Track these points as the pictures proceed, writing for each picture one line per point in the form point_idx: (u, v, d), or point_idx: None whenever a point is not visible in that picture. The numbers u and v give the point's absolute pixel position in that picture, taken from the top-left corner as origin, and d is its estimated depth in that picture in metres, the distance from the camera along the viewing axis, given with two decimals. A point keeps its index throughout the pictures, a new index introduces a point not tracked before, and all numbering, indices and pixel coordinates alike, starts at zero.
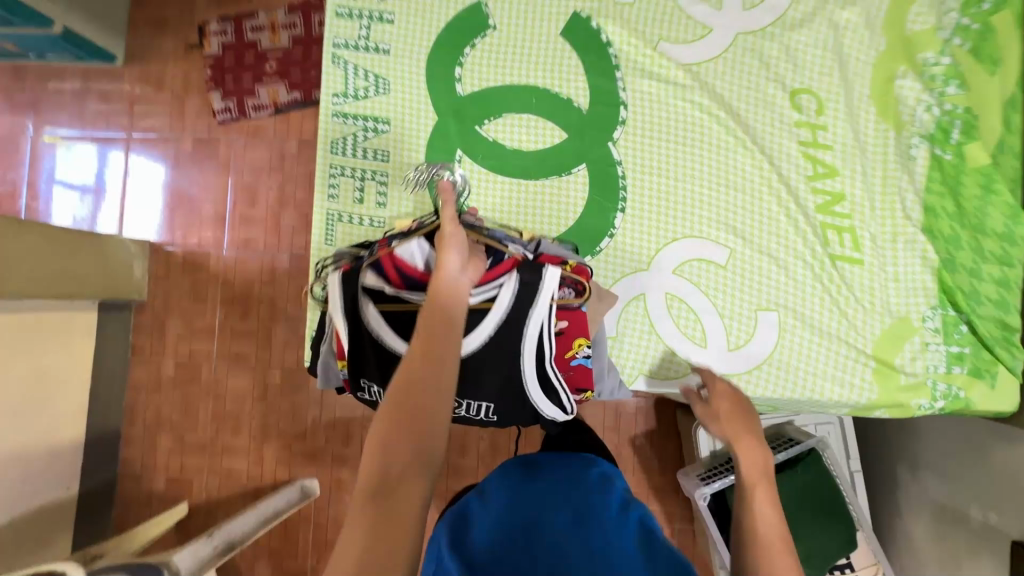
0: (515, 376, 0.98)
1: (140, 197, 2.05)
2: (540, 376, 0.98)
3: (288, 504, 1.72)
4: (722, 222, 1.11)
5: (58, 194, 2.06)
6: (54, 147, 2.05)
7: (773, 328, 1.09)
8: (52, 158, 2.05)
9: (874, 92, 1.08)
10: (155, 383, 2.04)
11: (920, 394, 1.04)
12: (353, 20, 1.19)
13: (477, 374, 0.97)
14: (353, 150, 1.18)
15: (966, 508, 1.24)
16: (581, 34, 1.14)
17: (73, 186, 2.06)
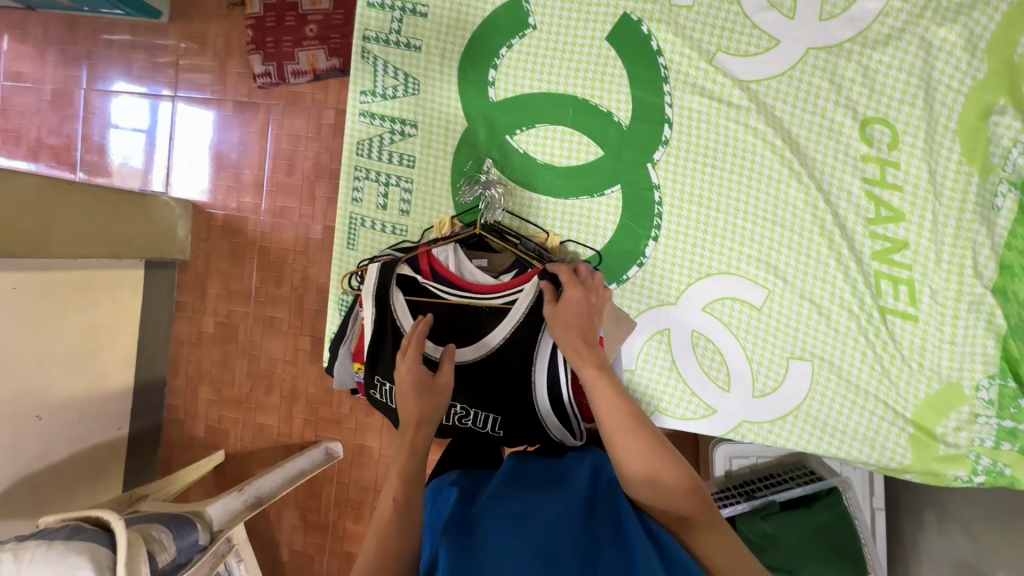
0: (525, 393, 0.99)
1: (189, 150, 2.07)
2: (551, 397, 0.99)
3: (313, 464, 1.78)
4: (762, 261, 1.02)
5: (117, 140, 2.10)
6: (111, 97, 2.08)
7: (803, 379, 1.02)
8: (109, 107, 2.09)
9: (962, 128, 0.94)
10: (196, 337, 2.12)
11: (959, 466, 0.96)
12: (385, 12, 1.11)
13: (490, 383, 1.00)
14: (378, 152, 1.14)
15: (990, 571, 1.17)
16: (630, 39, 1.04)
17: (129, 131, 2.09)
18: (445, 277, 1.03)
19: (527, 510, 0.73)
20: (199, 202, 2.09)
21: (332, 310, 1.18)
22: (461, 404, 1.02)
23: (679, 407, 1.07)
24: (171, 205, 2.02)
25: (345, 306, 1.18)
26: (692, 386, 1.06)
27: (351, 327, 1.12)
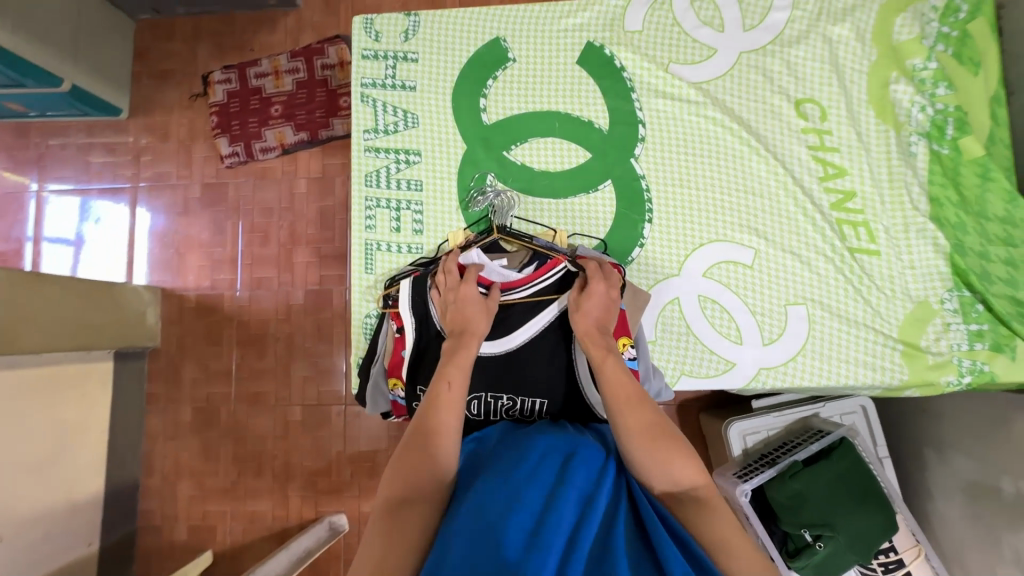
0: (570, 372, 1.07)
1: (133, 251, 2.03)
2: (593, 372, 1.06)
3: (317, 542, 1.69)
4: (745, 225, 1.18)
5: (48, 249, 2.03)
6: (55, 203, 2.04)
7: (802, 321, 1.15)
8: (47, 214, 2.04)
9: (871, 97, 1.18)
10: (172, 430, 1.97)
11: (947, 372, 1.10)
12: (379, 61, 1.25)
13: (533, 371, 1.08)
14: (387, 182, 1.23)
15: (998, 481, 1.28)
16: (596, 62, 1.23)
17: (72, 241, 2.03)
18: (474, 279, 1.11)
19: (573, 461, 0.81)
20: (168, 287, 2.02)
21: (357, 335, 1.20)
22: (508, 396, 1.07)
23: (701, 367, 1.16)
24: (140, 290, 1.92)
25: (368, 330, 1.21)
26: (709, 345, 1.16)
27: (380, 347, 1.15)
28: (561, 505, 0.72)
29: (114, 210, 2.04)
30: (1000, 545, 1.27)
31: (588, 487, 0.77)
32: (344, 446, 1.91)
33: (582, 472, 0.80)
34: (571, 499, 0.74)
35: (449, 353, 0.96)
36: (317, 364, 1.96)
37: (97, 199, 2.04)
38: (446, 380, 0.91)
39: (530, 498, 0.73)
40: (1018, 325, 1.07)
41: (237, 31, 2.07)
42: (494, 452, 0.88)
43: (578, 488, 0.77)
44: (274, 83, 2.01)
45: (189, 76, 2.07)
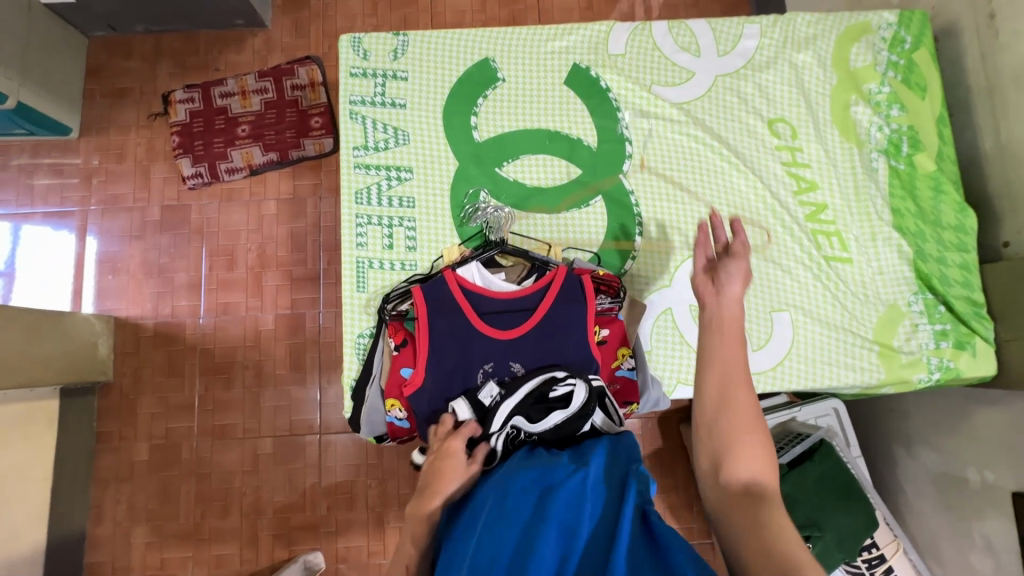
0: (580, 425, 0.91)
1: (85, 277, 1.89)
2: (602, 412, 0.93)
3: None
4: (730, 236, 1.23)
5: None
6: None
7: (787, 326, 1.20)
8: None
9: (836, 117, 1.28)
10: (126, 472, 1.81)
11: (919, 369, 1.18)
12: (368, 79, 1.25)
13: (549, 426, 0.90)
14: (378, 199, 1.21)
15: (963, 472, 1.36)
16: (583, 83, 1.27)
17: (7, 270, 1.86)
18: (471, 293, 1.06)
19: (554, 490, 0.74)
20: (123, 316, 1.88)
21: (349, 353, 1.16)
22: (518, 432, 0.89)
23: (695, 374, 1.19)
24: (91, 320, 1.78)
25: (362, 349, 1.17)
26: None
27: (376, 366, 1.11)
28: (540, 552, 0.66)
29: (65, 234, 1.90)
30: (970, 532, 1.35)
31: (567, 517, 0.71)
32: (320, 476, 1.82)
33: (563, 506, 0.72)
34: (548, 540, 0.67)
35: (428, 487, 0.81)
36: (290, 392, 1.86)
37: (42, 223, 1.90)
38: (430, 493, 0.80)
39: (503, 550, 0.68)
40: (977, 324, 1.17)
41: (200, 50, 2.01)
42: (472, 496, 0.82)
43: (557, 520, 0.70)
44: (241, 103, 1.96)
45: (148, 96, 1.98)
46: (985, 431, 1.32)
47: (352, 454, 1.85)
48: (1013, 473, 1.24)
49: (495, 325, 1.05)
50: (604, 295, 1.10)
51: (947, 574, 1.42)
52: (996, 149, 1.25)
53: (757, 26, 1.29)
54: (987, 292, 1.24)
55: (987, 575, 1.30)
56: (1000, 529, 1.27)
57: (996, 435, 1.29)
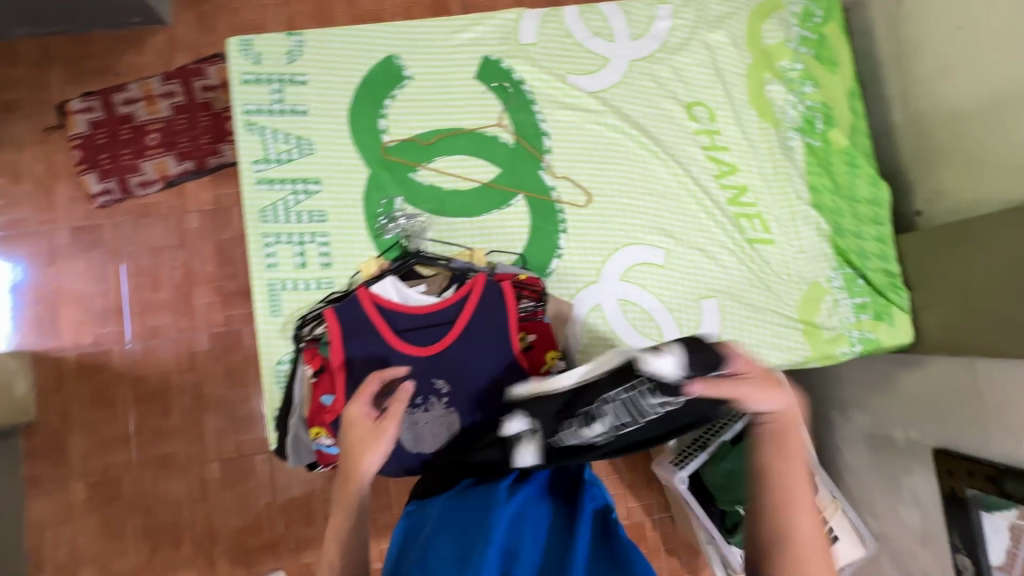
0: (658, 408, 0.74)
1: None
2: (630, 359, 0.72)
3: None
4: (654, 226, 1.22)
5: None
6: None
7: (715, 313, 1.21)
8: None
9: (752, 97, 1.26)
10: (63, 515, 1.69)
11: (841, 343, 1.21)
12: (263, 86, 1.16)
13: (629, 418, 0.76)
14: (285, 215, 1.14)
15: (891, 431, 1.42)
16: (495, 75, 1.21)
17: None
18: (388, 310, 1.01)
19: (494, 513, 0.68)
20: (41, 349, 1.74)
21: (269, 383, 1.11)
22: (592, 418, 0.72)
23: None
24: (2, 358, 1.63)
25: (282, 377, 1.12)
26: (633, 347, 1.19)
27: (296, 395, 1.06)
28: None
29: None
30: (899, 488, 1.41)
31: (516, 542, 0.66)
32: (274, 495, 1.76)
33: (507, 530, 0.66)
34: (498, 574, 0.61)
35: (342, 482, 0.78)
36: (234, 412, 1.78)
37: None
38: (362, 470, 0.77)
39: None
40: (892, 295, 1.22)
41: (95, 52, 1.83)
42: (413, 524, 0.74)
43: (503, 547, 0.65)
44: (147, 109, 1.81)
45: (40, 107, 1.79)
46: (909, 391, 1.37)
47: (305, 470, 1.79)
48: (935, 430, 1.30)
49: (416, 343, 1.01)
50: (527, 299, 1.08)
51: (881, 527, 1.49)
52: (906, 119, 1.27)
53: (669, 7, 1.26)
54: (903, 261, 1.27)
55: (915, 526, 1.38)
56: (925, 483, 1.33)
57: (919, 395, 1.34)
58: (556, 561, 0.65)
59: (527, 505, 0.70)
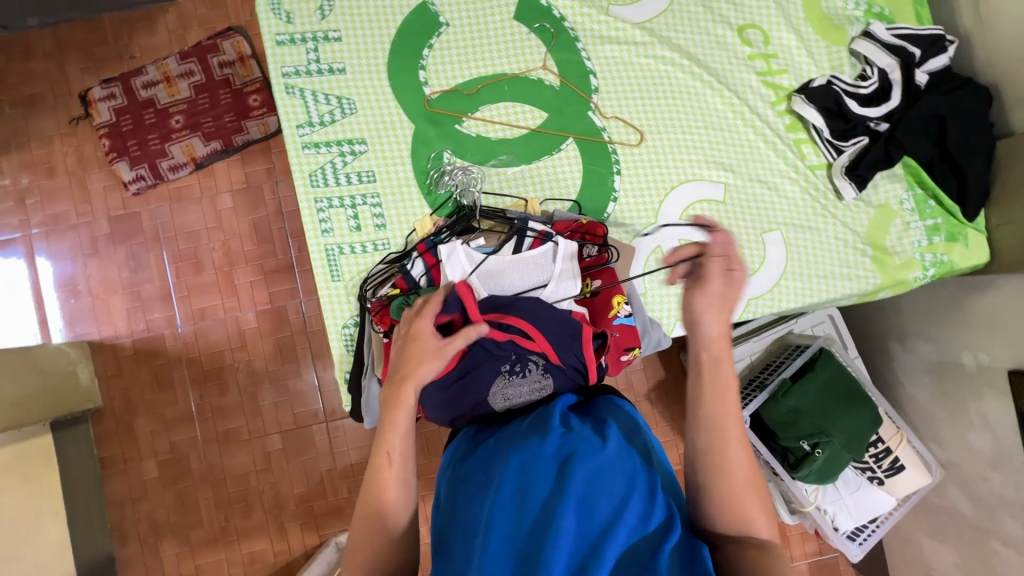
0: (895, 113, 1.15)
1: (44, 306, 1.73)
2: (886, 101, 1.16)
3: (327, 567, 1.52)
4: (711, 161, 1.18)
5: None
6: None
7: (779, 246, 1.17)
8: None
9: (808, 14, 1.20)
10: (139, 491, 1.72)
11: (913, 268, 1.17)
12: (297, 46, 1.12)
13: (912, 124, 1.13)
14: (334, 178, 1.12)
15: (958, 357, 1.36)
16: (535, 14, 1.16)
17: None
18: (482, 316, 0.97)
19: (575, 460, 0.76)
20: (97, 338, 1.74)
21: (337, 347, 1.11)
22: (874, 121, 1.15)
23: None
24: (63, 348, 1.65)
25: (349, 340, 1.12)
26: None
27: (368, 356, 1.07)
28: (561, 523, 0.69)
29: (18, 259, 1.73)
30: (968, 413, 1.37)
31: (592, 494, 0.73)
32: (334, 461, 1.73)
33: (584, 476, 0.74)
34: (569, 522, 0.70)
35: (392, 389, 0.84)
36: (286, 385, 1.75)
37: None
38: (386, 452, 0.81)
39: (524, 526, 0.72)
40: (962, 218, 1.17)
41: (108, 37, 1.77)
42: (488, 462, 0.83)
43: (579, 498, 0.72)
44: (167, 92, 1.75)
45: (63, 98, 1.75)
46: (978, 313, 1.32)
47: (363, 436, 1.75)
48: (1008, 351, 1.24)
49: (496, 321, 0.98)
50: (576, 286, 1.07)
51: (948, 454, 1.45)
52: (973, 24, 1.20)
53: None
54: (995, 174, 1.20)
55: (985, 449, 1.33)
56: (997, 405, 1.28)
57: (989, 316, 1.28)
58: (617, 510, 0.71)
59: (606, 461, 0.77)
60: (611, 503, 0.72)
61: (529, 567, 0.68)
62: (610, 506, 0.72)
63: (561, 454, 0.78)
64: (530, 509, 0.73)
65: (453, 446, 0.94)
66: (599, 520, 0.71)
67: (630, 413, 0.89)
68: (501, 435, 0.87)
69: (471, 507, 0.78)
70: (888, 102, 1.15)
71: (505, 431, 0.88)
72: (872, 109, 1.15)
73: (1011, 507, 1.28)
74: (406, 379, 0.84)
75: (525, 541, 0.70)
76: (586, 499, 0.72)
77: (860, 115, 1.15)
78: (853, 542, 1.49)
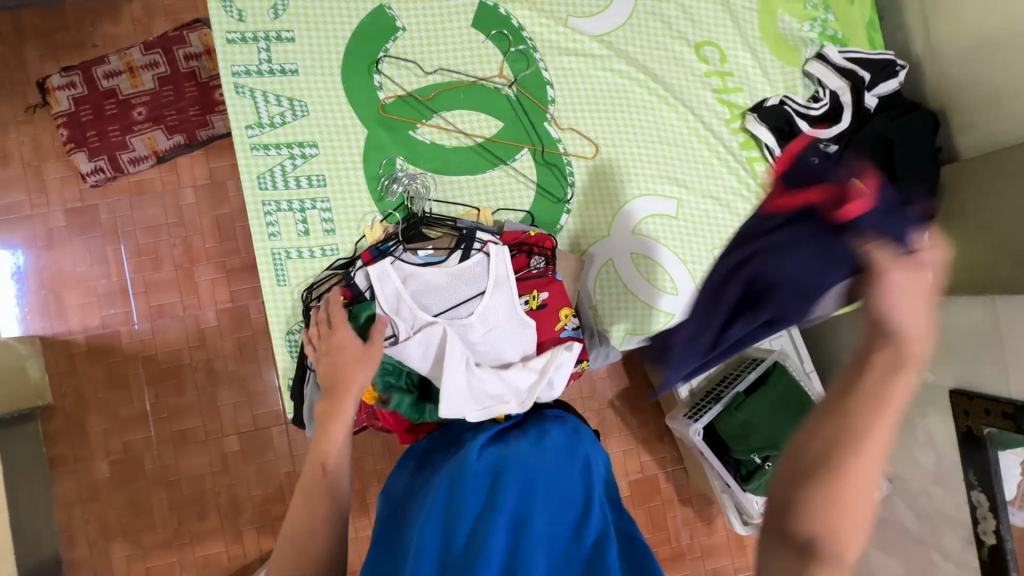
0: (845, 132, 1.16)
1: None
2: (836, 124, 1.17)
3: None
4: (665, 176, 1.18)
5: None
6: None
7: (729, 262, 1.19)
8: None
9: (764, 34, 1.21)
10: (89, 492, 1.67)
11: (859, 288, 1.21)
12: (249, 45, 1.10)
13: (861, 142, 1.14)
14: (283, 181, 1.10)
15: None
16: (493, 23, 1.15)
17: None
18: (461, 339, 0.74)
19: (509, 474, 0.76)
20: (50, 334, 1.69)
21: (280, 353, 1.09)
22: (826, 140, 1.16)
23: (642, 323, 1.17)
24: (12, 343, 1.60)
25: (294, 346, 1.10)
26: (648, 300, 1.17)
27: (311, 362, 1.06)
28: (493, 537, 0.69)
29: None
30: (914, 430, 1.39)
31: (526, 508, 0.73)
32: (293, 464, 1.71)
33: (517, 491, 0.75)
34: (502, 534, 0.69)
35: (333, 403, 0.84)
36: (246, 386, 1.72)
37: None
38: (320, 462, 0.79)
39: (454, 542, 0.70)
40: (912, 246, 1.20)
41: (69, 25, 1.72)
42: (425, 484, 0.82)
43: (513, 512, 0.72)
44: (130, 83, 1.70)
45: (19, 85, 1.70)
46: None
47: None
48: (951, 372, 1.27)
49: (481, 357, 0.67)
50: (523, 298, 1.07)
51: (895, 469, 1.48)
52: (925, 50, 1.23)
53: None
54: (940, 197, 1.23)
55: (929, 465, 1.36)
56: (941, 425, 1.31)
57: (936, 337, 1.31)
58: (552, 522, 0.72)
59: (541, 474, 0.78)
60: (545, 515, 0.73)
61: None
62: (545, 518, 0.72)
63: (494, 469, 0.78)
64: (462, 525, 0.72)
65: (396, 477, 0.93)
66: (535, 532, 0.71)
67: (573, 426, 0.91)
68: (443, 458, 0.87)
69: (405, 530, 0.77)
70: (836, 124, 1.17)
71: (446, 454, 0.88)
72: (822, 131, 1.16)
73: (950, 522, 1.31)
74: (346, 390, 0.85)
75: (456, 557, 0.68)
76: (520, 512, 0.73)
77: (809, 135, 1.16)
78: None
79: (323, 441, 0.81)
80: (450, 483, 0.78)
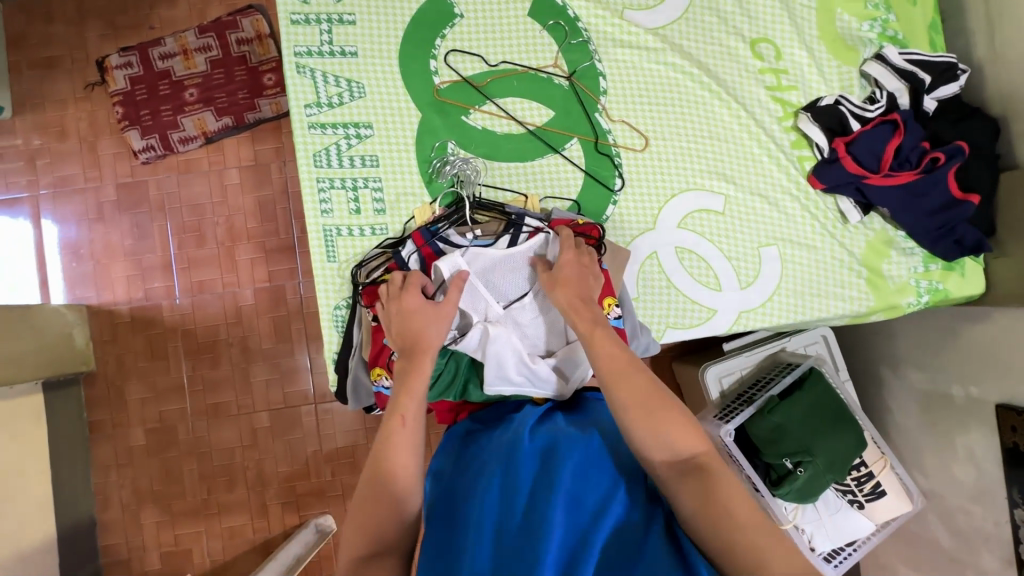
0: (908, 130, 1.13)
1: (46, 267, 1.75)
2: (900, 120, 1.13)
3: (305, 547, 1.52)
4: (714, 171, 1.18)
5: None
6: None
7: (774, 261, 1.18)
8: None
9: (822, 32, 1.20)
10: (125, 457, 1.73)
11: (908, 294, 1.18)
12: (312, 26, 1.13)
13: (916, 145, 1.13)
14: (338, 160, 1.13)
15: (948, 389, 1.36)
16: (550, 13, 1.17)
17: None
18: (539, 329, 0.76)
19: (561, 454, 0.78)
20: (96, 303, 1.75)
21: (327, 327, 1.12)
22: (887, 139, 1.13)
23: (683, 317, 1.17)
24: (62, 309, 1.66)
25: (340, 321, 1.13)
26: (690, 295, 1.17)
27: (357, 337, 1.08)
28: (551, 512, 0.70)
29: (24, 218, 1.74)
30: (953, 445, 1.36)
31: (579, 487, 0.74)
32: (320, 443, 1.74)
33: (571, 470, 0.76)
34: (561, 513, 0.70)
35: (411, 361, 0.89)
36: (278, 363, 1.76)
37: None
38: (400, 415, 0.83)
39: (512, 521, 0.72)
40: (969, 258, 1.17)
41: (129, 7, 1.78)
42: (475, 464, 0.84)
43: (568, 491, 0.73)
44: (183, 65, 1.75)
45: (80, 63, 1.77)
46: (971, 345, 1.31)
47: (351, 420, 1.75)
48: (997, 386, 1.23)
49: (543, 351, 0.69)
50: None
51: (930, 484, 1.44)
52: (987, 54, 1.20)
53: None
54: (995, 206, 1.20)
55: (968, 482, 1.33)
56: (983, 440, 1.27)
57: (982, 349, 1.28)
58: (605, 501, 0.73)
59: (593, 454, 0.79)
60: (598, 495, 0.74)
61: (519, 556, 0.67)
62: (598, 498, 0.74)
63: (545, 450, 0.80)
64: (518, 504, 0.73)
65: (440, 457, 0.92)
66: (589, 510, 0.72)
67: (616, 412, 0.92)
68: (489, 437, 0.89)
69: (459, 509, 0.77)
70: (900, 121, 1.13)
71: (492, 434, 0.89)
72: (884, 128, 1.13)
73: (988, 541, 1.28)
74: (420, 350, 0.90)
75: (515, 535, 0.70)
76: (574, 492, 0.74)
77: (870, 134, 1.13)
78: (829, 564, 1.47)
79: (402, 394, 0.86)
80: (503, 464, 0.79)
